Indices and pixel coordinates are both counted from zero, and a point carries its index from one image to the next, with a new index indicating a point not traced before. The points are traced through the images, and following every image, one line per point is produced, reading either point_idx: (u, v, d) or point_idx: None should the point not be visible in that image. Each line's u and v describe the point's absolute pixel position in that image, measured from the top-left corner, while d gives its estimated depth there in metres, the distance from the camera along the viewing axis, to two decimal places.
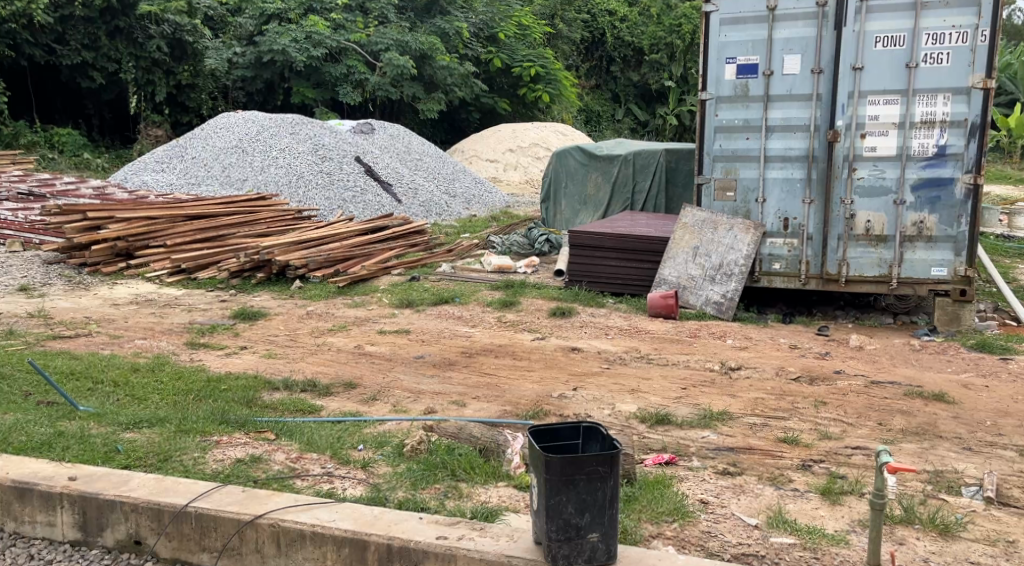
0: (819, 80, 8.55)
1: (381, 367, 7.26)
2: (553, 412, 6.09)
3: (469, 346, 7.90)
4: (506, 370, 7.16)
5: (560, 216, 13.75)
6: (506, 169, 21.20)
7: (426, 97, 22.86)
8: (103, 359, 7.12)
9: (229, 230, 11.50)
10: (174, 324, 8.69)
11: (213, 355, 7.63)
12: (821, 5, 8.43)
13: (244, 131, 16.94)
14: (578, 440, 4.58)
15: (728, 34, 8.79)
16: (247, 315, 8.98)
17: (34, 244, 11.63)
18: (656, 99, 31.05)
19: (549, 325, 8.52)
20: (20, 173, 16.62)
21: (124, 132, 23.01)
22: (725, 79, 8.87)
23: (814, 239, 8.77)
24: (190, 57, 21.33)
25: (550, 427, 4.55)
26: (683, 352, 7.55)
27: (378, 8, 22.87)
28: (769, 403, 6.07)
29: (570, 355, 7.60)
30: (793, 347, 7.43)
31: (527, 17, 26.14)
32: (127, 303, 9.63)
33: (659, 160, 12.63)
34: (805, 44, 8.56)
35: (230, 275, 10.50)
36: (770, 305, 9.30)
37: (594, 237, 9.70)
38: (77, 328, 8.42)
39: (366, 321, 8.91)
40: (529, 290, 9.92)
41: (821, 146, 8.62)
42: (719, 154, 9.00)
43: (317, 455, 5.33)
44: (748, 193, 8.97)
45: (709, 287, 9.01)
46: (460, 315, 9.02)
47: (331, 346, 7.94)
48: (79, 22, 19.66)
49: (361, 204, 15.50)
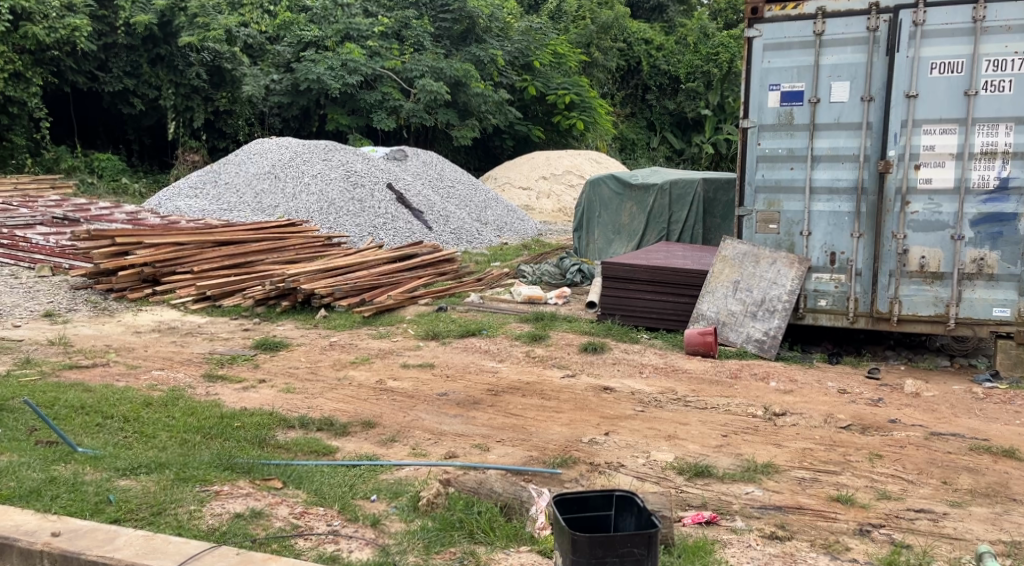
0: (869, 108, 8.14)
1: (402, 405, 6.86)
2: (584, 459, 5.64)
3: (496, 383, 7.48)
4: (533, 410, 6.72)
5: (593, 246, 13.29)
6: (539, 197, 20.81)
7: (461, 123, 22.61)
8: (116, 391, 6.77)
9: (257, 256, 11.22)
10: (194, 354, 8.35)
11: (230, 388, 7.26)
12: (872, 30, 8.06)
13: (276, 156, 16.75)
14: (611, 511, 4.34)
15: (771, 60, 8.43)
16: (268, 345, 8.63)
17: (63, 269, 11.41)
18: (692, 127, 30.61)
19: (580, 362, 8.08)
20: (55, 196, 16.49)
21: (163, 157, 22.85)
22: (769, 106, 8.49)
23: (863, 275, 8.30)
24: (228, 83, 21.39)
25: (581, 496, 4.31)
26: (723, 395, 7.08)
27: (415, 35, 22.58)
28: (818, 455, 5.60)
29: (602, 395, 7.16)
30: (842, 392, 6.95)
31: (563, 46, 25.92)
32: (148, 331, 9.35)
33: (696, 190, 12.23)
34: (854, 70, 8.18)
35: (255, 303, 10.20)
36: (816, 344, 8.82)
37: (628, 269, 9.27)
38: (96, 357, 8.10)
39: (389, 353, 8.53)
40: (560, 324, 9.50)
41: (871, 177, 8.19)
42: (762, 184, 8.58)
43: (324, 509, 4.94)
44: (792, 226, 8.54)
45: (750, 323, 8.58)
46: (487, 349, 8.61)
47: (353, 381, 7.56)
48: (122, 50, 19.98)
49: (391, 230, 15.18)
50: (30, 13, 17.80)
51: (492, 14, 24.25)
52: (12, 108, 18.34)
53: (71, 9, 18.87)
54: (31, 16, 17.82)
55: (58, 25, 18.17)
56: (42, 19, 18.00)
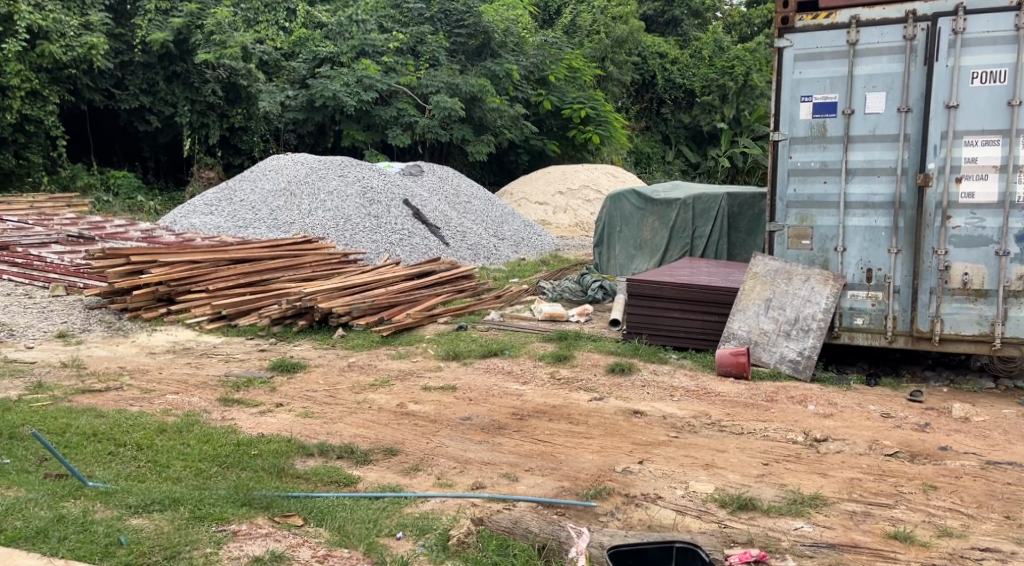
0: (906, 120, 7.86)
1: (425, 431, 6.56)
2: (619, 490, 5.34)
3: (521, 406, 7.19)
4: (562, 436, 6.42)
5: (614, 261, 12.98)
6: (555, 212, 20.55)
7: (476, 138, 22.37)
8: (129, 417, 6.49)
9: (273, 274, 10.97)
10: (208, 377, 8.08)
11: (246, 413, 6.98)
12: (909, 38, 7.79)
13: (292, 173, 16.55)
14: (670, 562, 4.46)
15: (803, 71, 8.16)
16: (285, 367, 8.36)
17: (77, 289, 11.16)
18: (708, 141, 30.37)
19: (608, 384, 7.78)
20: (70, 214, 16.31)
21: (178, 174, 22.60)
22: (800, 119, 8.21)
23: (902, 293, 7.99)
24: (244, 99, 21.21)
25: (639, 548, 4.44)
26: (760, 419, 6.78)
27: (430, 50, 22.31)
28: (868, 485, 5.31)
29: (632, 420, 6.85)
30: (886, 417, 6.65)
31: (578, 60, 25.69)
32: (163, 352, 9.10)
33: (720, 205, 11.92)
34: (890, 80, 7.90)
35: (271, 322, 9.95)
36: (851, 364, 8.51)
37: (655, 286, 8.96)
38: (109, 380, 7.84)
39: (410, 375, 8.24)
40: (584, 343, 9.20)
41: (909, 191, 7.89)
42: (794, 199, 8.30)
43: (349, 551, 4.67)
44: (827, 242, 8.24)
45: (784, 343, 8.25)
46: (510, 370, 8.31)
47: (373, 405, 7.27)
48: (138, 68, 19.99)
49: (408, 246, 14.92)
50: (47, 31, 17.66)
51: (508, 29, 23.99)
52: (28, 126, 18.19)
53: (88, 26, 18.78)
54: (48, 35, 17.68)
55: (75, 44, 18.06)
56: (59, 37, 17.87)
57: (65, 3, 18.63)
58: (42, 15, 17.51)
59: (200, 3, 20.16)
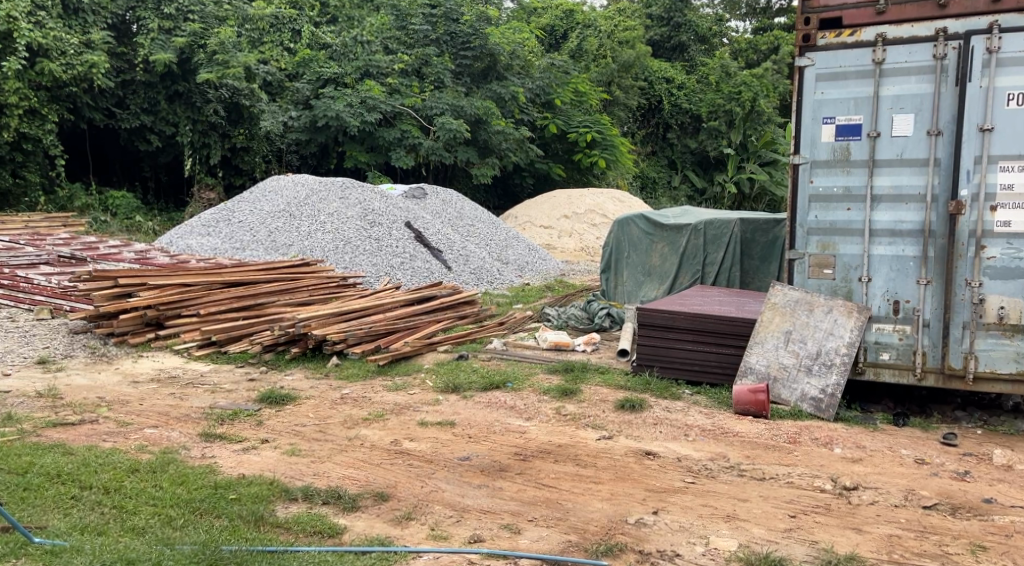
0: (936, 143, 7.40)
1: (420, 473, 6.05)
2: (632, 546, 4.96)
3: (524, 445, 6.67)
4: (568, 480, 5.91)
5: (621, 288, 12.37)
6: (560, 236, 20.08)
7: (480, 161, 21.90)
8: (100, 454, 5.99)
9: (268, 298, 10.46)
10: (192, 409, 7.57)
11: (228, 451, 6.47)
12: (940, 57, 7.34)
13: (292, 195, 16.11)
14: None
15: (825, 91, 7.70)
16: (274, 399, 7.85)
17: (63, 312, 10.67)
18: (714, 166, 30.01)
19: (618, 422, 7.26)
20: (64, 234, 15.87)
21: (179, 195, 22.16)
22: (822, 141, 7.75)
23: (932, 326, 7.49)
24: (246, 120, 20.81)
25: None
26: (782, 463, 6.30)
27: (435, 72, 21.89)
28: (909, 544, 5.00)
29: (645, 462, 6.35)
30: (921, 463, 6.28)
31: (584, 84, 25.30)
32: (146, 381, 8.59)
33: (732, 231, 11.45)
34: (919, 102, 7.44)
35: (263, 349, 9.47)
36: (876, 402, 8.00)
37: (667, 316, 8.45)
38: (85, 412, 7.34)
39: (406, 409, 7.72)
40: (592, 376, 8.66)
41: (940, 219, 7.42)
42: (815, 226, 7.82)
43: None
44: (850, 271, 7.74)
45: (805, 380, 7.74)
46: (512, 405, 7.78)
47: (366, 441, 6.77)
48: (140, 87, 19.62)
49: (409, 270, 14.43)
50: (47, 49, 17.22)
51: (514, 52, 23.57)
52: (26, 145, 17.81)
53: (89, 45, 18.40)
54: (48, 52, 17.25)
55: (76, 62, 17.67)
56: (59, 55, 17.46)
57: (66, 20, 18.26)
58: (43, 33, 17.07)
59: (202, 22, 19.82)
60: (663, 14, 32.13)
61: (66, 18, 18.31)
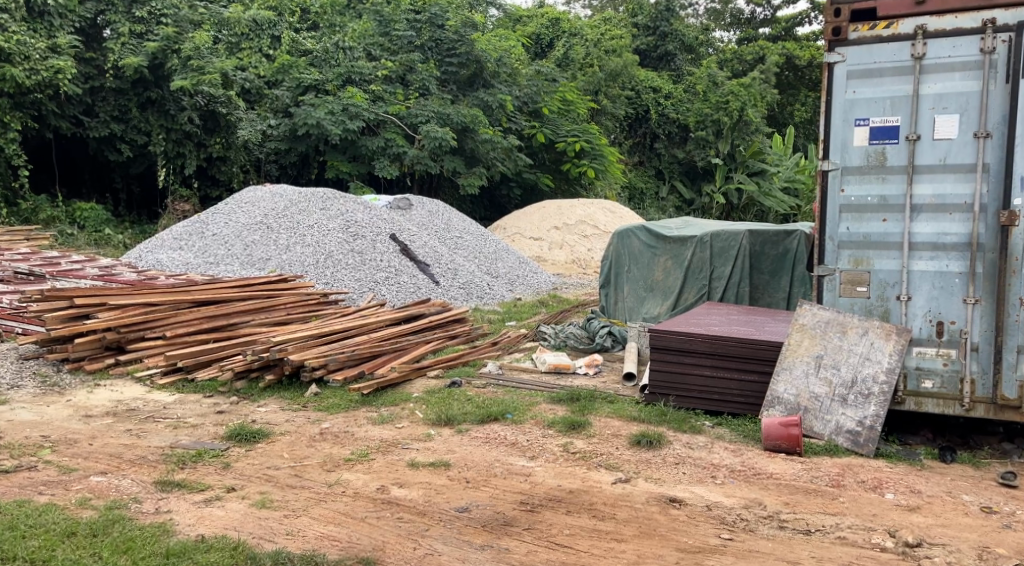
0: (985, 147, 6.60)
1: (413, 530, 5.24)
2: None
3: (530, 492, 5.81)
4: (585, 538, 5.17)
5: (622, 304, 11.48)
6: (551, 248, 19.23)
7: (467, 171, 21.07)
8: (32, 510, 5.24)
9: (240, 318, 9.52)
10: (149, 449, 6.68)
11: (187, 503, 5.60)
12: (988, 51, 6.55)
13: (269, 206, 15.22)
14: None
15: (857, 89, 6.90)
16: (245, 437, 6.95)
17: (12, 334, 9.68)
18: (702, 176, 29.26)
19: (635, 461, 6.40)
20: (24, 249, 14.83)
21: (152, 207, 21.27)
22: (855, 146, 6.94)
23: (981, 351, 6.69)
24: (223, 128, 19.83)
25: None
26: (828, 512, 5.49)
27: (420, 79, 21.07)
28: None
29: (671, 512, 5.51)
30: (989, 511, 5.52)
31: (572, 92, 24.38)
32: (101, 416, 7.67)
33: (740, 243, 10.57)
34: (965, 101, 6.65)
35: (233, 376, 8.56)
36: (914, 433, 7.16)
37: (684, 339, 7.60)
38: (24, 456, 6.44)
39: (393, 446, 6.84)
40: (600, 405, 7.79)
41: (989, 231, 6.63)
42: (847, 239, 7.00)
43: None
44: (886, 288, 6.93)
45: (840, 411, 6.90)
46: (513, 440, 6.90)
47: (348, 488, 5.90)
48: (110, 94, 18.70)
49: (394, 286, 13.53)
50: (10, 54, 16.23)
51: (501, 58, 22.68)
52: None
53: (56, 49, 17.40)
54: (10, 57, 16.25)
55: (41, 67, 16.63)
56: (23, 60, 16.44)
57: (31, 24, 17.09)
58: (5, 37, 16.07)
59: (177, 26, 18.86)
60: (649, 23, 31.38)
61: (31, 21, 17.14)
